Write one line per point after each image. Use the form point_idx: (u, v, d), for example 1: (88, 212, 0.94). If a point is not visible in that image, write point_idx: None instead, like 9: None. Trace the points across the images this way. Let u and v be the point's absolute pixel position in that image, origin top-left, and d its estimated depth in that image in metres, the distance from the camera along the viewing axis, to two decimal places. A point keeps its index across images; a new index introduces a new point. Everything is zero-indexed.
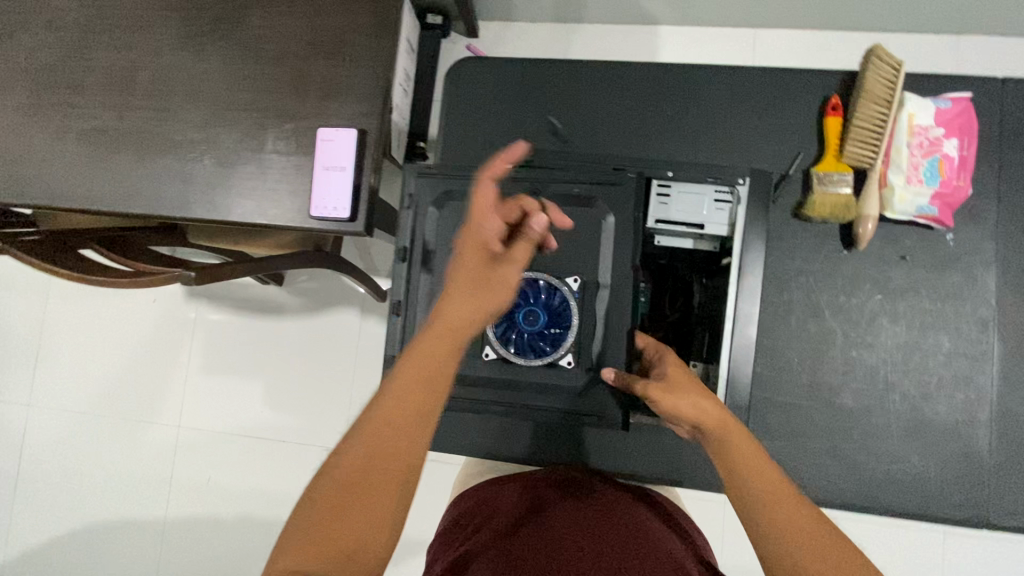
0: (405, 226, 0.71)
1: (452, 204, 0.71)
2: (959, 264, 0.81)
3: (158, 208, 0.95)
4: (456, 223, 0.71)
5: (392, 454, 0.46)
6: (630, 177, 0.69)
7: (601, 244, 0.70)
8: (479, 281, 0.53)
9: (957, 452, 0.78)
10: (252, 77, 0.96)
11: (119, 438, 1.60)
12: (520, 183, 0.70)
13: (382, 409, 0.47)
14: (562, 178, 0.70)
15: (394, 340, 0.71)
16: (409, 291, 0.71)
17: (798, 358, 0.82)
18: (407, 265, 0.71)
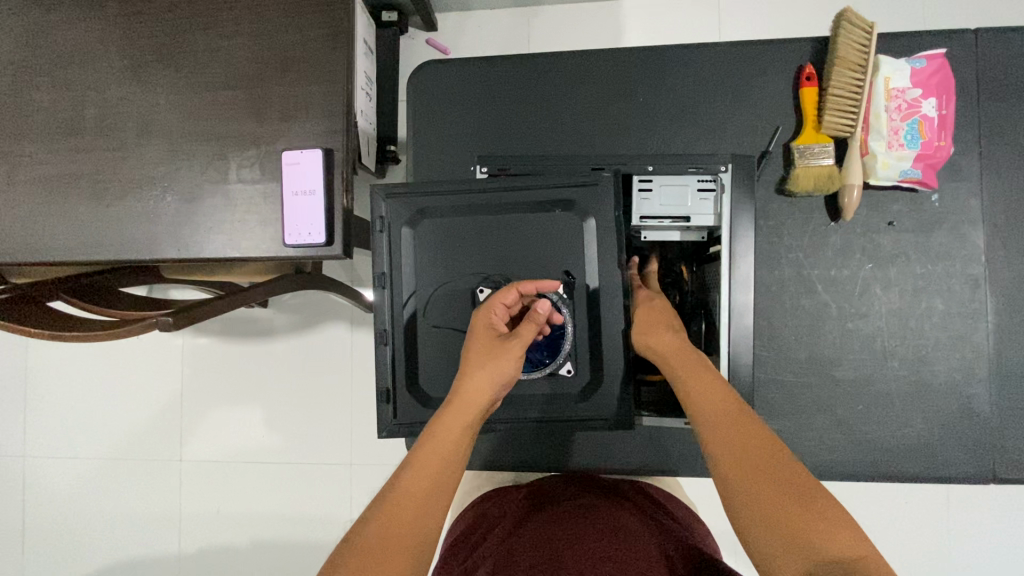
0: (381, 250, 0.69)
1: (426, 222, 0.69)
2: (946, 224, 0.80)
3: (125, 252, 0.91)
4: (433, 241, 0.69)
5: (408, 526, 0.50)
6: (607, 176, 0.67)
7: (586, 248, 0.67)
8: (492, 360, 0.61)
9: (959, 412, 0.78)
10: (205, 104, 0.91)
11: (121, 479, 1.57)
12: (494, 193, 0.68)
13: (400, 486, 0.53)
14: (538, 183, 0.68)
15: (384, 369, 0.69)
16: (395, 318, 0.69)
17: (796, 336, 0.81)
18: (389, 292, 0.69)
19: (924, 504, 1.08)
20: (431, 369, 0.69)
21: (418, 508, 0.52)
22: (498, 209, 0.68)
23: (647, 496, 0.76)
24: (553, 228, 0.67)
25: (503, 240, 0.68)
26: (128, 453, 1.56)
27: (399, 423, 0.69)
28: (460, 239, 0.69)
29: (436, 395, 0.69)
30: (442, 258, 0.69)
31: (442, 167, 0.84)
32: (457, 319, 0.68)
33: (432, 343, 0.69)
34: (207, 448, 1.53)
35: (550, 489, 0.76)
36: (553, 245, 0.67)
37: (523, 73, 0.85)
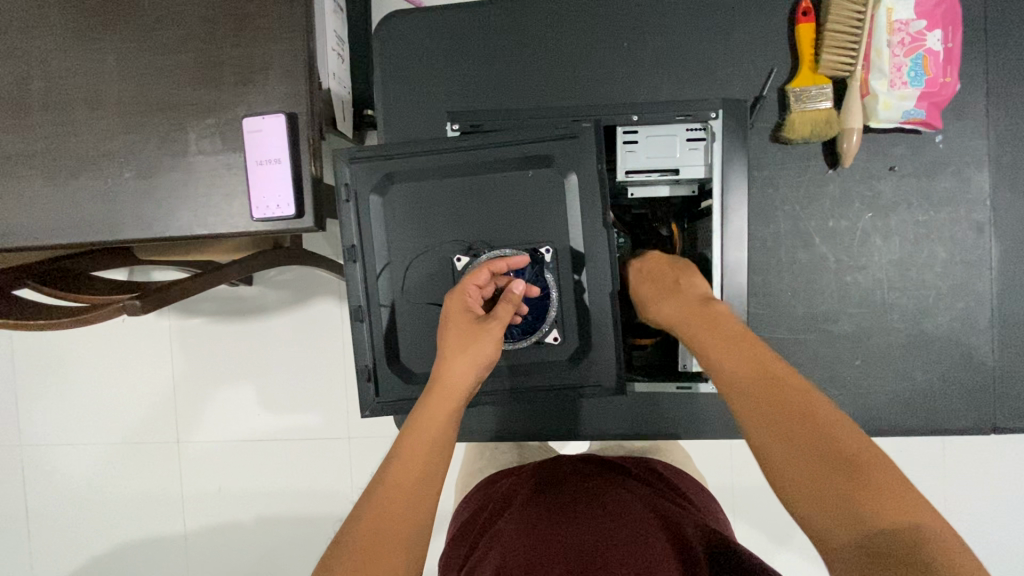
0: (348, 221, 0.65)
1: (396, 188, 0.64)
2: (950, 167, 0.76)
3: (86, 234, 0.86)
4: (403, 208, 0.64)
5: (399, 520, 0.48)
6: (588, 128, 0.61)
7: (567, 207, 0.63)
8: (470, 340, 0.58)
9: (959, 363, 0.76)
10: (157, 70, 0.84)
11: (119, 463, 1.56)
12: (466, 153, 0.63)
13: (387, 480, 0.50)
14: (513, 139, 0.63)
15: (362, 346, 0.66)
16: (370, 292, 0.66)
17: (792, 292, 0.78)
18: (361, 264, 0.66)
19: (919, 453, 1.08)
20: (410, 343, 0.65)
21: (407, 503, 0.49)
22: (471, 171, 0.63)
23: (656, 475, 0.75)
24: (531, 188, 0.63)
25: (479, 204, 0.63)
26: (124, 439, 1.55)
27: (381, 401, 0.66)
28: (432, 205, 0.64)
29: (416, 370, 0.66)
30: (415, 226, 0.64)
31: (415, 129, 0.79)
32: (435, 289, 0.65)
33: (410, 317, 0.65)
34: (201, 430, 1.52)
35: (546, 471, 0.74)
36: (531, 206, 0.63)
37: (498, 21, 0.78)
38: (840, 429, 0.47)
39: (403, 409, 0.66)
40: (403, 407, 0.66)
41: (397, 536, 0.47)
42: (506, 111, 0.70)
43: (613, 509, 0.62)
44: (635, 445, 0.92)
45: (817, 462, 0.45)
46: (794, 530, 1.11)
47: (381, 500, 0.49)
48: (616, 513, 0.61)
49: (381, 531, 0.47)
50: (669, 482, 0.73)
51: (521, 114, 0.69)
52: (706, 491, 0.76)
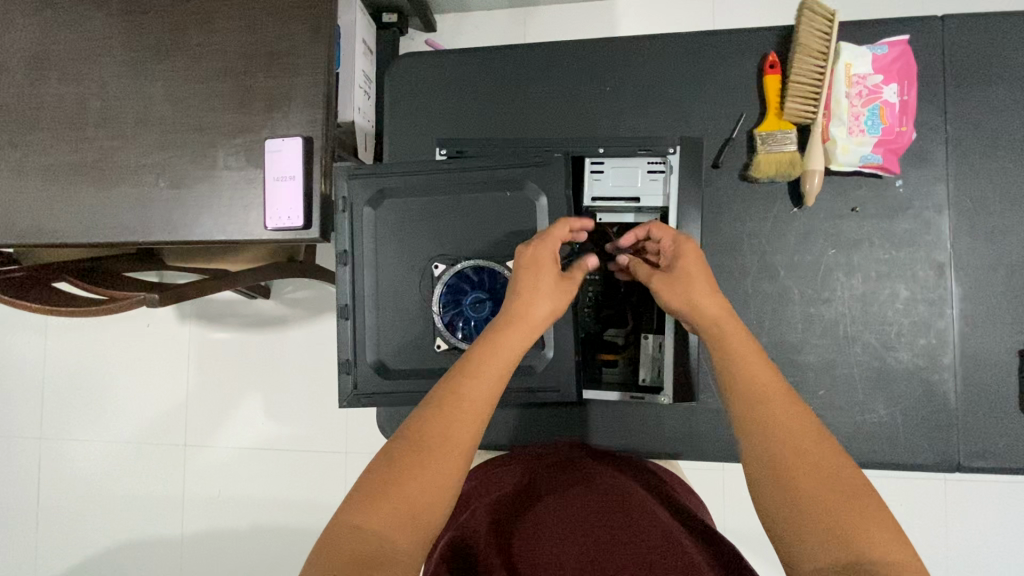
0: (343, 229, 0.73)
1: (386, 203, 0.73)
2: (910, 210, 0.80)
3: (120, 235, 0.97)
4: (392, 221, 0.72)
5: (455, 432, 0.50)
6: (558, 157, 0.69)
7: (538, 226, 0.69)
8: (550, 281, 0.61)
9: (922, 399, 0.78)
10: (198, 96, 0.96)
11: (130, 459, 1.64)
12: (449, 174, 0.71)
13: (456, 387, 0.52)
14: (492, 164, 0.70)
15: (346, 342, 0.73)
16: (356, 294, 0.73)
17: (758, 321, 0.82)
18: (350, 268, 0.73)
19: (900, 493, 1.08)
20: (387, 342, 0.72)
21: (473, 418, 0.51)
22: (454, 190, 0.71)
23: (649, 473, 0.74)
24: (505, 208, 0.70)
25: (459, 219, 0.71)
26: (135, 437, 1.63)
27: (359, 393, 0.72)
28: (418, 218, 0.72)
29: (392, 367, 0.72)
30: (402, 236, 0.72)
31: (414, 155, 0.88)
32: (416, 294, 0.72)
33: (390, 318, 0.72)
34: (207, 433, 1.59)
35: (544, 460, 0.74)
36: (505, 221, 0.70)
37: (496, 64, 0.87)
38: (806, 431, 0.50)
39: (377, 402, 0.72)
40: (378, 401, 0.72)
41: (455, 448, 0.50)
42: (494, 142, 0.78)
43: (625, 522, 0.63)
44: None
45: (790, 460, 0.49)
46: (773, 567, 1.10)
47: (423, 433, 0.50)
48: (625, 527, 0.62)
49: (440, 444, 0.50)
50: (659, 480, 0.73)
51: (505, 144, 0.77)
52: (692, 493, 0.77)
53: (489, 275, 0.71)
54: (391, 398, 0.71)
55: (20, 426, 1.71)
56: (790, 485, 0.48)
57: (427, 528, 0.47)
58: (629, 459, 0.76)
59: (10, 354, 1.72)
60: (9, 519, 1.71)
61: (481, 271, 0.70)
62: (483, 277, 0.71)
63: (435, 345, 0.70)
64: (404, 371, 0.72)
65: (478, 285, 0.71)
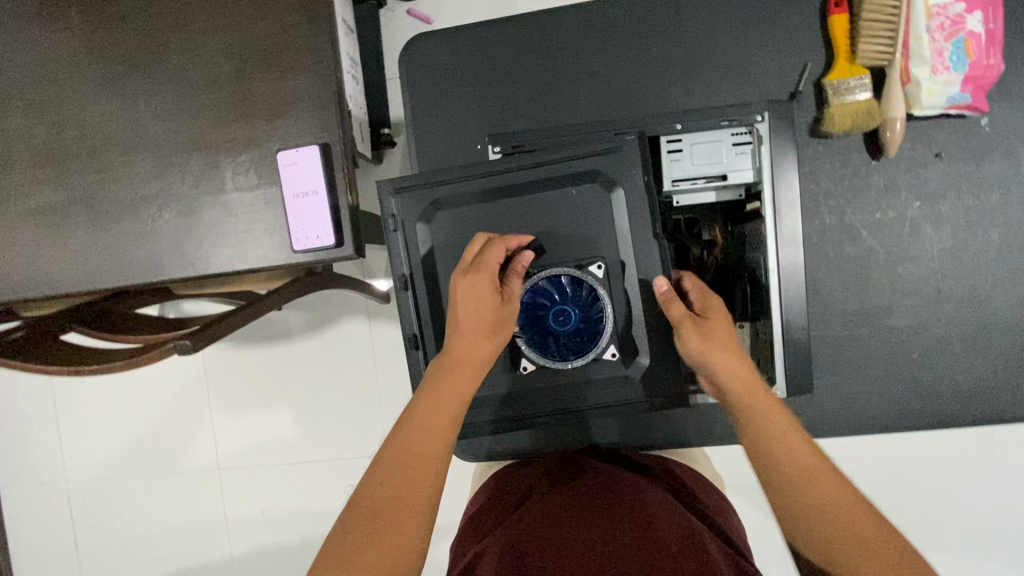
0: (397, 250, 0.66)
1: (440, 215, 0.65)
2: (997, 149, 0.74)
3: (131, 278, 0.88)
4: (448, 235, 0.65)
5: (404, 491, 0.52)
6: (630, 142, 0.61)
7: (614, 221, 0.62)
8: (484, 316, 0.59)
9: (1021, 350, 0.74)
10: (190, 112, 0.86)
11: (164, 492, 1.57)
12: (504, 175, 0.64)
13: (399, 449, 0.54)
14: (554, 157, 0.63)
15: (418, 372, 0.67)
16: (422, 320, 0.67)
17: (842, 288, 0.77)
18: (409, 293, 0.67)
19: (996, 454, 0.98)
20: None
21: (420, 476, 0.54)
22: (514, 189, 0.63)
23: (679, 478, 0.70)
24: (576, 205, 0.62)
25: (523, 221, 0.64)
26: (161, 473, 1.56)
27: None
28: (478, 227, 0.64)
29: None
30: (465, 250, 0.65)
31: (449, 151, 0.79)
32: None
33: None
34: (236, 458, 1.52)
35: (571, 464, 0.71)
36: (574, 219, 0.63)
37: (526, 36, 0.78)
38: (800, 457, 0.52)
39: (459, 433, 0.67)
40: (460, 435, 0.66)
41: (407, 506, 0.52)
42: (545, 128, 0.70)
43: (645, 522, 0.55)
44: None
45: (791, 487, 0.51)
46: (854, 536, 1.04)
47: (372, 498, 0.52)
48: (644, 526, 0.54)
49: (392, 501, 0.52)
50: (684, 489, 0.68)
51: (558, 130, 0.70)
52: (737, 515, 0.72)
53: (570, 285, 0.63)
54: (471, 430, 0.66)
55: (44, 474, 1.64)
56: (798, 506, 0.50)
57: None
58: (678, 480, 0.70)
59: (19, 403, 1.63)
60: (52, 568, 1.67)
61: (561, 282, 0.63)
62: (563, 288, 0.64)
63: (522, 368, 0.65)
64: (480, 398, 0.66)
65: (558, 297, 0.63)
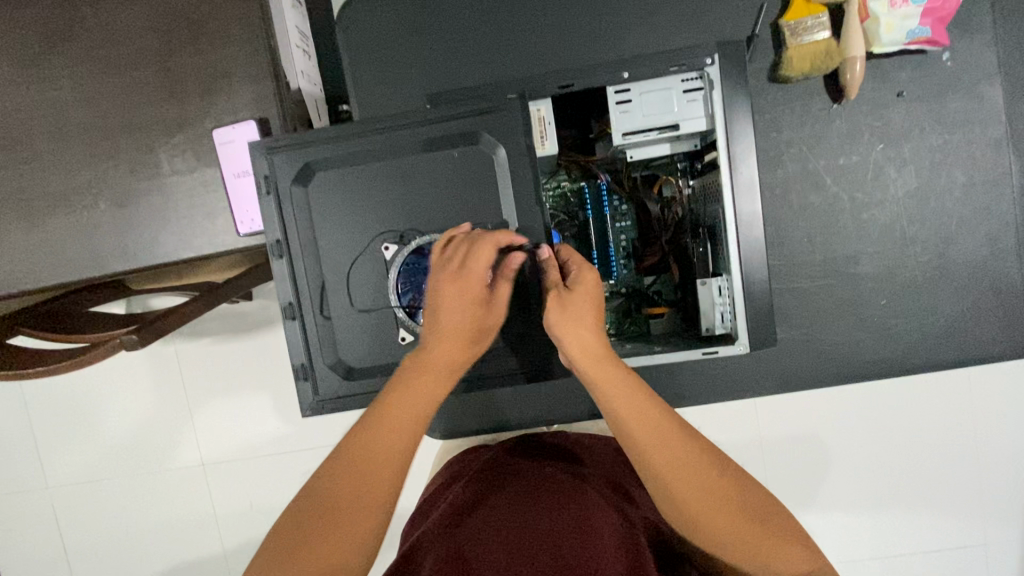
0: (273, 213, 0.63)
1: (319, 176, 0.62)
2: (960, 84, 0.72)
3: (72, 274, 0.83)
4: (331, 200, 0.62)
5: (352, 493, 0.50)
6: (516, 100, 0.59)
7: (501, 184, 0.60)
8: (467, 316, 0.57)
9: (987, 290, 0.73)
10: (115, 93, 0.80)
11: (136, 495, 1.48)
12: (383, 137, 0.61)
13: (351, 449, 0.52)
14: (437, 116, 0.60)
15: (297, 342, 0.64)
16: (300, 288, 0.64)
17: (808, 238, 0.75)
18: (287, 259, 0.63)
19: (965, 396, 1.00)
20: (384, 336, 0.63)
21: (377, 481, 0.51)
22: (391, 154, 0.61)
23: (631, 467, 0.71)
24: (457, 169, 0.60)
25: (405, 189, 0.61)
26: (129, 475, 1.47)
27: (322, 398, 0.64)
28: (357, 194, 0.62)
29: (365, 365, 0.64)
30: (350, 217, 0.62)
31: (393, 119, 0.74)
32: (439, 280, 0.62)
33: (346, 313, 0.63)
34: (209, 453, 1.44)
35: (523, 450, 0.71)
36: (458, 181, 0.60)
37: None
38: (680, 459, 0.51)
39: (345, 405, 0.64)
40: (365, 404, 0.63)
41: (360, 509, 0.50)
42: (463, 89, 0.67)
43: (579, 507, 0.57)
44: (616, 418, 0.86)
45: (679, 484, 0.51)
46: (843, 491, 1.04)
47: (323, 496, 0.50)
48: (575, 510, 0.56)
49: (344, 499, 0.50)
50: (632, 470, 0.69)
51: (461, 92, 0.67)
52: None
53: None
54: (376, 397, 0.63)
55: None
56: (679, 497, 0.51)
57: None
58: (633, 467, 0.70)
59: None
60: None
61: None
62: None
63: (399, 337, 0.63)
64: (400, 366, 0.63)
65: None
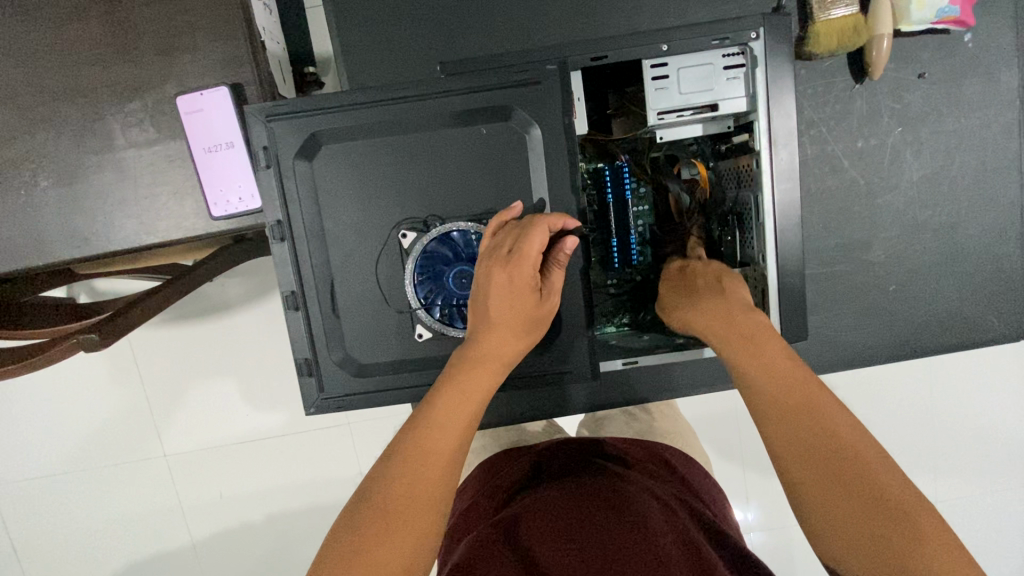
0: (272, 193, 0.55)
1: (325, 151, 0.54)
2: (980, 66, 0.70)
3: (10, 261, 0.71)
4: (340, 177, 0.55)
5: (408, 501, 0.46)
6: (552, 71, 0.53)
7: (531, 165, 0.54)
8: (518, 308, 0.52)
9: (989, 274, 0.74)
10: (53, 47, 0.67)
11: (94, 489, 1.36)
12: (399, 107, 0.53)
13: (402, 455, 0.48)
14: (460, 87, 0.53)
15: (301, 338, 0.57)
16: (304, 277, 0.56)
17: (824, 223, 0.73)
18: (289, 244, 0.56)
19: (944, 374, 1.03)
20: (400, 331, 0.57)
21: (431, 489, 0.47)
22: (412, 129, 0.54)
23: (677, 476, 0.68)
24: (485, 147, 0.54)
25: (425, 168, 0.54)
26: (82, 470, 1.35)
27: (327, 397, 0.58)
28: (371, 172, 0.55)
29: (376, 363, 0.58)
30: (363, 200, 0.55)
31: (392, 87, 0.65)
32: (460, 272, 0.57)
33: (356, 307, 0.57)
34: (171, 447, 1.33)
35: (564, 454, 0.70)
36: (485, 159, 0.54)
37: None
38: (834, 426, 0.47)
39: (352, 405, 0.58)
40: (378, 403, 0.58)
41: (417, 520, 0.45)
42: (476, 58, 0.59)
43: (648, 508, 0.55)
44: (642, 411, 0.86)
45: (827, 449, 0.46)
46: None
47: (382, 503, 0.45)
48: (646, 511, 0.55)
49: (400, 509, 0.45)
50: (677, 471, 0.69)
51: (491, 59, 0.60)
52: (724, 497, 0.71)
53: (477, 241, 0.56)
54: (391, 397, 0.57)
55: None
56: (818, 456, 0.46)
57: None
58: (663, 464, 0.69)
59: None
60: None
61: (466, 236, 0.56)
62: (470, 244, 0.56)
63: (415, 335, 0.56)
64: (419, 362, 0.57)
65: (460, 255, 0.56)
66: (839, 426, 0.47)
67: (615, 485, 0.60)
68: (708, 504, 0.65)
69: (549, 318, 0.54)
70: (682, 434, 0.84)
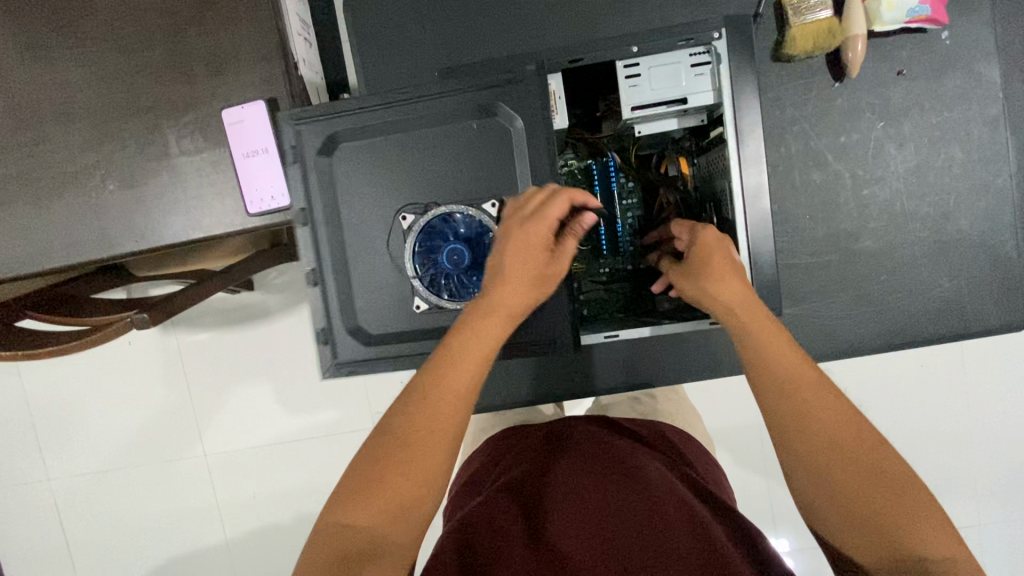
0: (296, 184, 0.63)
1: (341, 148, 0.63)
2: (959, 62, 0.73)
3: (79, 254, 0.83)
4: (352, 168, 0.63)
5: (418, 438, 0.51)
6: (531, 71, 0.59)
7: (516, 155, 0.61)
8: (532, 268, 0.57)
9: (983, 264, 0.75)
10: (125, 73, 0.80)
11: (144, 483, 1.46)
12: (403, 107, 0.61)
13: (418, 393, 0.53)
14: (453, 89, 0.61)
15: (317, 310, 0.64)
16: (321, 257, 0.64)
17: (811, 214, 0.76)
18: (310, 228, 0.64)
19: None
20: (402, 304, 0.64)
21: (441, 427, 0.51)
22: (415, 125, 0.62)
23: (676, 452, 0.70)
24: (475, 139, 0.61)
25: (426, 158, 0.62)
26: (134, 463, 1.46)
27: (339, 363, 0.65)
28: (380, 164, 0.63)
29: (382, 333, 0.64)
30: (371, 188, 0.63)
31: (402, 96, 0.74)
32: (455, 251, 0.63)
33: (365, 282, 0.64)
34: (212, 442, 1.43)
35: (569, 425, 0.73)
36: (475, 150, 0.61)
37: None
38: (836, 410, 0.48)
39: (360, 371, 0.65)
40: (382, 370, 0.64)
41: (426, 454, 0.50)
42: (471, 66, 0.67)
43: (651, 481, 0.58)
44: (647, 397, 0.89)
45: (829, 437, 0.47)
46: None
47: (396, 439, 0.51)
48: (650, 485, 0.58)
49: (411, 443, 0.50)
50: (677, 446, 0.72)
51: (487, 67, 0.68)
52: (724, 473, 0.73)
53: (467, 222, 0.63)
54: (395, 363, 0.64)
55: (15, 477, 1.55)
56: (815, 434, 0.48)
57: (409, 522, 0.49)
58: (660, 441, 0.71)
59: None
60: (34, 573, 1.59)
61: (457, 217, 0.62)
62: (461, 225, 0.63)
63: (415, 306, 0.63)
64: (419, 332, 0.64)
65: (451, 236, 0.63)
66: (834, 413, 0.48)
67: (617, 458, 0.62)
68: (707, 478, 0.68)
69: (558, 282, 0.59)
70: (685, 420, 0.86)
